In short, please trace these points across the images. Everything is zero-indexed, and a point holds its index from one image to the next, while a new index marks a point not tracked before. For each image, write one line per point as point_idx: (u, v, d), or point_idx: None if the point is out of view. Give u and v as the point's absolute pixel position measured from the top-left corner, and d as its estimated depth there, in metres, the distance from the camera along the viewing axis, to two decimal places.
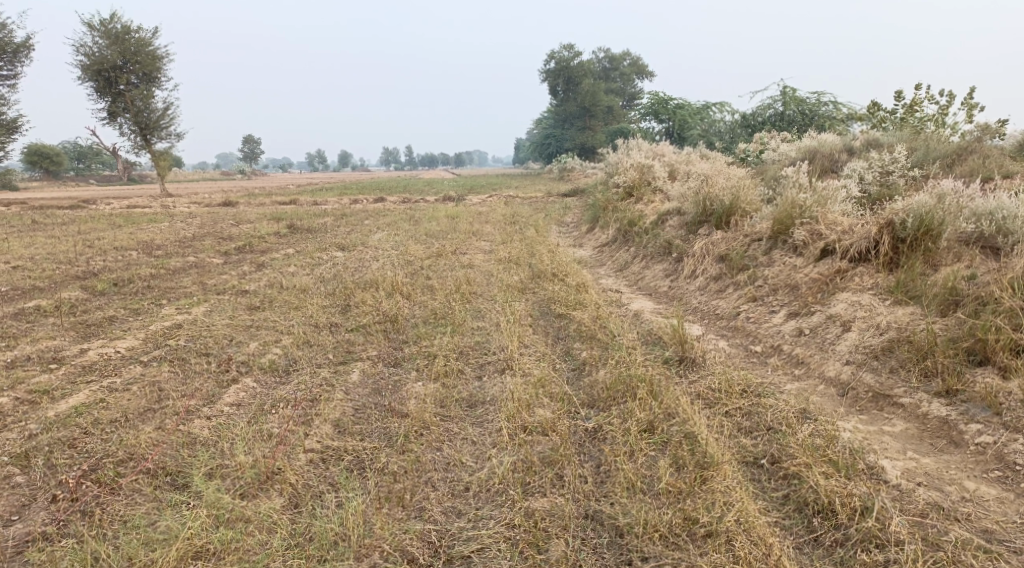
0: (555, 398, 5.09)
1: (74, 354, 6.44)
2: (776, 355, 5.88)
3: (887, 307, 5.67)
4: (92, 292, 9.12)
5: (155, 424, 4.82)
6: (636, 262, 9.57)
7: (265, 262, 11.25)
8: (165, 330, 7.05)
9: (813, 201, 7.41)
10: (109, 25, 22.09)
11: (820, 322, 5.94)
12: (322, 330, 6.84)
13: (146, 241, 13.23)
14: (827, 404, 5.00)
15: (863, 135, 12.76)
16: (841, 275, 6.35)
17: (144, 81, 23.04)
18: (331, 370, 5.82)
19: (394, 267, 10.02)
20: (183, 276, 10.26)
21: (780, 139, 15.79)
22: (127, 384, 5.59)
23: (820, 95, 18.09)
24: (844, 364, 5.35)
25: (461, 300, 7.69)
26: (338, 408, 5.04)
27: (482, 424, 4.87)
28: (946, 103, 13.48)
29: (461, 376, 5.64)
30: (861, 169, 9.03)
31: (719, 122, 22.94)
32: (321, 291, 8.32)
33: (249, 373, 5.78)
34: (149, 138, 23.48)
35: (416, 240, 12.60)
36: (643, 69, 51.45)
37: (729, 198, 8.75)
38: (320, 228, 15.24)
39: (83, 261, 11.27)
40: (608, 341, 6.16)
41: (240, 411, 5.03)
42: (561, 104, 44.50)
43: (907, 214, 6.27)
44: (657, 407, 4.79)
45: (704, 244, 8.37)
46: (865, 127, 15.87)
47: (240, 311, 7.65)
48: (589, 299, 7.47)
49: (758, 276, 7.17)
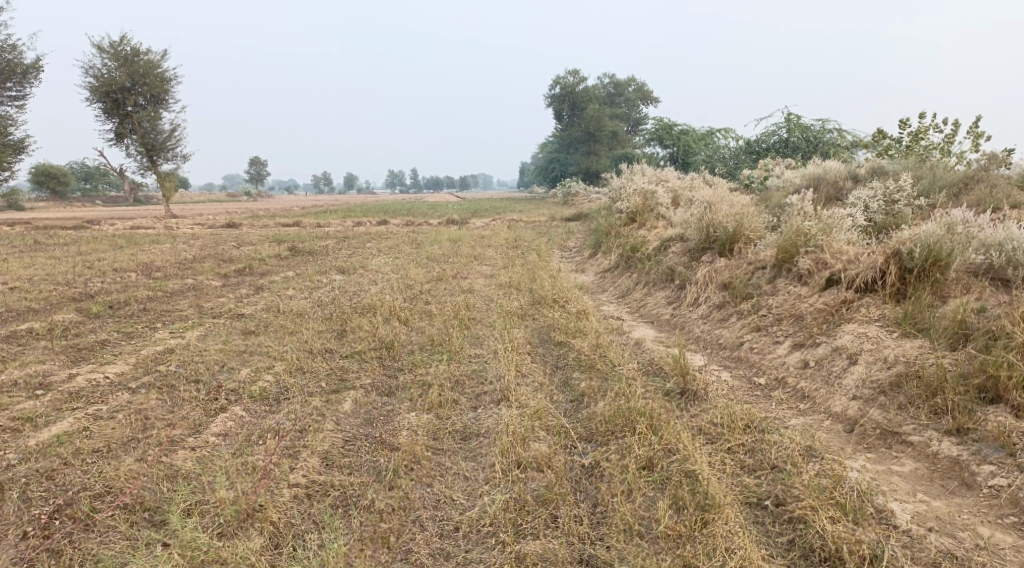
0: (551, 431, 4.92)
1: (63, 379, 6.31)
2: (780, 389, 5.72)
3: (895, 340, 5.51)
4: (87, 314, 9.00)
5: (136, 455, 4.68)
6: (638, 289, 9.43)
7: (263, 284, 11.15)
8: (157, 354, 6.92)
9: (819, 230, 7.28)
10: (118, 48, 22.26)
11: (826, 354, 5.78)
12: (316, 356, 6.70)
13: (146, 263, 13.16)
14: (833, 441, 4.82)
15: (868, 162, 12.65)
16: (847, 306, 6.20)
17: (151, 102, 23.17)
18: (323, 398, 5.67)
19: (393, 291, 9.90)
20: (181, 298, 10.16)
21: (784, 166, 15.71)
22: (112, 411, 5.45)
23: (825, 122, 18.04)
24: (851, 399, 5.18)
25: (459, 326, 7.55)
26: (327, 439, 4.88)
27: (475, 458, 4.70)
28: (952, 131, 13.40)
29: (456, 406, 5.48)
30: (867, 197, 8.91)
31: (724, 148, 22.91)
32: (318, 315, 8.19)
33: (238, 401, 5.63)
34: (155, 159, 23.56)
35: (417, 264, 12.49)
36: (647, 95, 51.76)
37: (733, 225, 8.62)
38: (321, 250, 15.15)
39: (82, 282, 11.18)
40: (608, 372, 5.99)
41: (225, 442, 4.89)
42: (566, 129, 44.68)
43: (915, 244, 6.13)
44: (656, 443, 4.61)
45: (707, 271, 8.23)
46: (870, 154, 15.78)
47: (234, 335, 7.52)
48: (590, 327, 7.32)
49: (762, 306, 7.02)
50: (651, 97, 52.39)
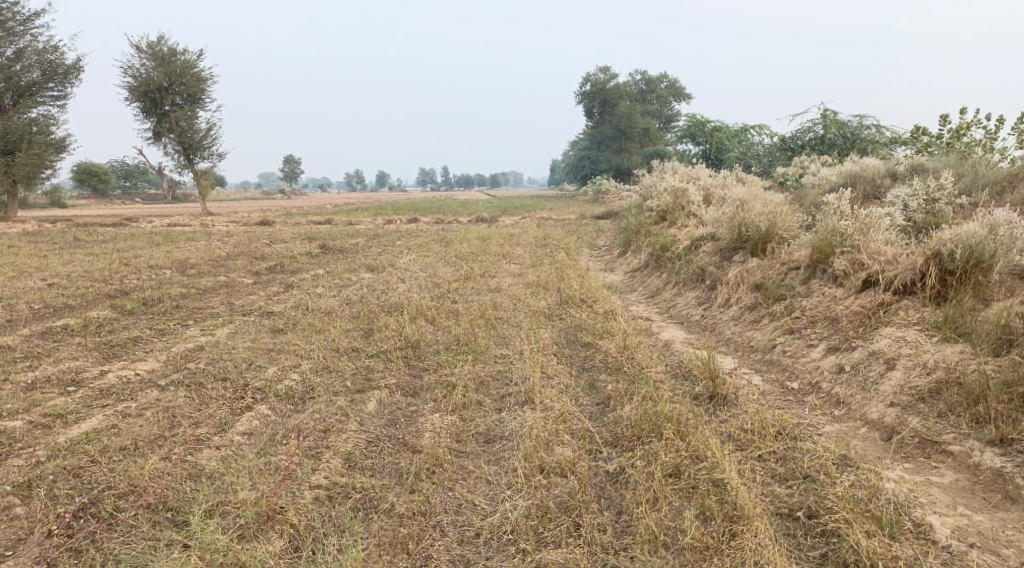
0: (576, 435, 4.84)
1: (93, 376, 6.39)
2: (814, 394, 5.55)
3: (935, 344, 5.31)
4: (121, 311, 9.14)
5: (161, 454, 4.72)
6: (668, 289, 9.28)
7: (294, 282, 11.23)
8: (186, 352, 6.99)
9: (855, 229, 7.07)
10: (156, 48, 22.68)
11: (862, 358, 5.59)
12: (342, 355, 6.70)
13: (180, 259, 13.37)
14: (869, 450, 4.66)
15: (908, 159, 12.30)
16: (885, 309, 6.01)
17: (189, 102, 23.55)
18: (348, 398, 5.66)
19: (421, 290, 9.89)
20: (212, 295, 10.28)
21: (820, 163, 15.36)
22: (141, 409, 5.51)
23: (863, 119, 17.61)
24: (888, 406, 5.00)
25: (486, 326, 7.49)
26: (350, 440, 4.86)
27: (498, 461, 4.64)
28: (996, 128, 12.97)
29: (480, 408, 5.42)
30: (905, 196, 8.65)
31: (758, 145, 22.52)
32: (346, 314, 8.21)
33: (264, 400, 5.64)
34: (191, 158, 23.94)
35: (446, 263, 12.48)
36: (680, 92, 51.21)
37: (766, 225, 8.43)
38: (351, 248, 15.22)
39: (118, 279, 11.38)
40: (635, 374, 5.88)
41: (250, 441, 4.90)
42: (597, 126, 44.39)
43: (956, 244, 5.91)
44: (684, 449, 4.50)
45: (739, 272, 8.06)
46: (910, 151, 15.36)
47: (262, 333, 7.56)
48: (618, 327, 7.20)
49: (796, 307, 6.84)
50: (683, 93, 51.76)
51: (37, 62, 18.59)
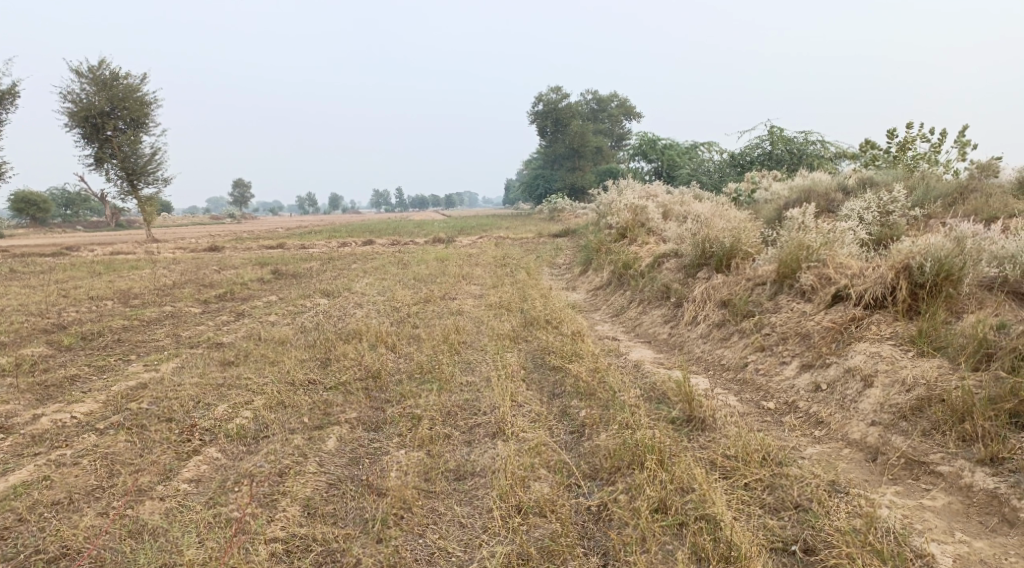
0: (552, 469, 4.58)
1: (25, 421, 5.85)
2: (792, 414, 5.40)
3: (912, 359, 5.22)
4: (58, 347, 8.55)
5: (98, 508, 4.28)
6: (633, 307, 9.12)
7: (245, 310, 10.74)
8: (127, 391, 6.48)
9: (821, 243, 7.02)
10: (97, 72, 21.91)
11: (838, 375, 5.47)
12: (298, 388, 6.31)
13: (123, 290, 12.70)
14: (855, 473, 4.51)
15: (857, 172, 12.48)
16: (857, 323, 5.91)
17: (132, 126, 22.73)
18: (305, 436, 5.27)
19: (380, 315, 9.53)
20: (157, 327, 9.73)
21: (772, 178, 15.55)
22: (76, 457, 5.02)
23: (809, 135, 17.91)
24: (869, 425, 4.89)
25: (449, 352, 7.18)
26: (309, 484, 4.49)
27: (471, 501, 4.34)
28: (939, 141, 13.29)
29: (448, 442, 5.11)
30: (860, 209, 8.69)
31: (708, 162, 22.79)
32: (301, 343, 7.80)
33: (213, 442, 5.21)
34: (136, 184, 23.06)
35: (404, 285, 12.12)
36: (630, 111, 51.94)
37: (729, 240, 8.34)
38: (305, 273, 14.72)
39: (55, 312, 10.71)
40: (608, 399, 5.64)
41: (198, 489, 4.49)
42: (550, 145, 44.59)
43: (925, 257, 5.87)
44: (668, 481, 4.28)
45: (705, 289, 7.93)
46: (857, 165, 15.66)
47: (212, 367, 7.10)
48: (586, 349, 6.97)
49: (765, 324, 6.71)
50: (633, 112, 52.42)
51: None
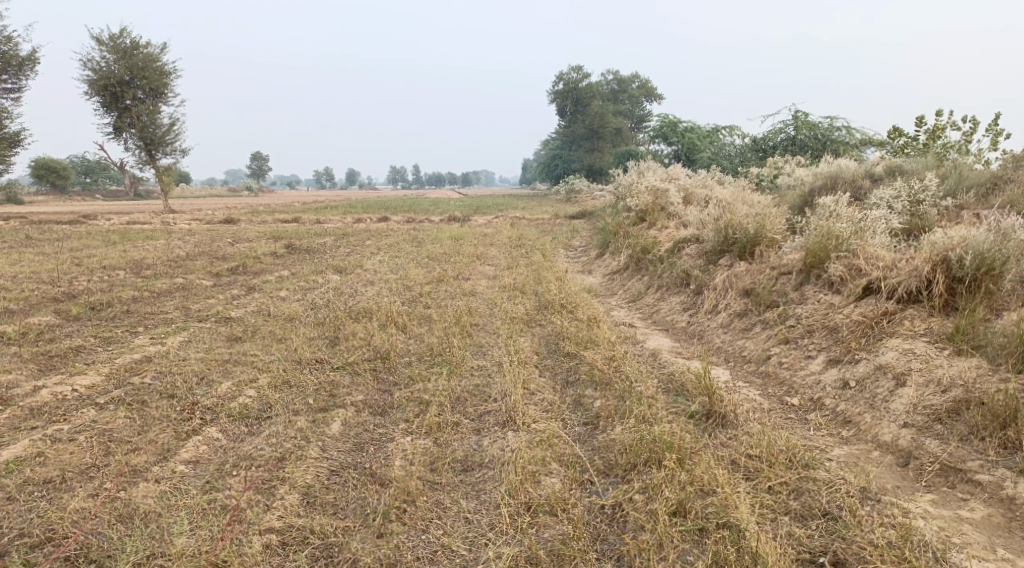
0: (564, 463, 4.39)
1: (24, 393, 5.70)
2: (818, 411, 5.14)
3: (947, 358, 4.95)
4: (66, 317, 8.41)
5: (90, 490, 4.13)
6: (651, 293, 8.84)
7: (256, 284, 10.58)
8: (131, 364, 6.32)
9: (851, 232, 6.70)
10: (117, 40, 21.73)
11: (868, 372, 5.18)
12: (304, 367, 6.11)
13: (136, 260, 12.57)
14: (886, 478, 4.29)
15: (885, 160, 12.05)
16: (888, 318, 5.61)
17: (150, 96, 22.55)
18: (309, 418, 5.08)
19: (392, 293, 9.32)
20: (167, 299, 9.59)
21: (795, 164, 15.13)
22: (73, 433, 4.86)
23: (834, 121, 17.38)
24: (901, 427, 4.64)
25: (460, 334, 6.95)
26: (309, 470, 4.30)
27: (478, 495, 4.15)
28: (971, 130, 12.81)
29: (456, 430, 4.90)
30: (890, 197, 8.33)
31: (730, 146, 22.28)
32: (310, 320, 7.61)
33: (214, 422, 5.03)
34: (153, 154, 22.93)
35: (418, 264, 11.90)
36: (650, 93, 51.13)
37: (753, 227, 8.02)
38: (319, 248, 14.53)
39: (66, 281, 10.59)
40: (624, 390, 5.39)
41: (195, 472, 4.32)
42: (569, 125, 43.99)
43: (965, 250, 5.55)
44: (688, 482, 4.08)
45: (726, 276, 7.63)
46: (884, 153, 15.19)
47: (218, 343, 6.93)
48: (602, 336, 6.72)
49: (790, 315, 6.42)
50: (654, 93, 51.49)
51: None
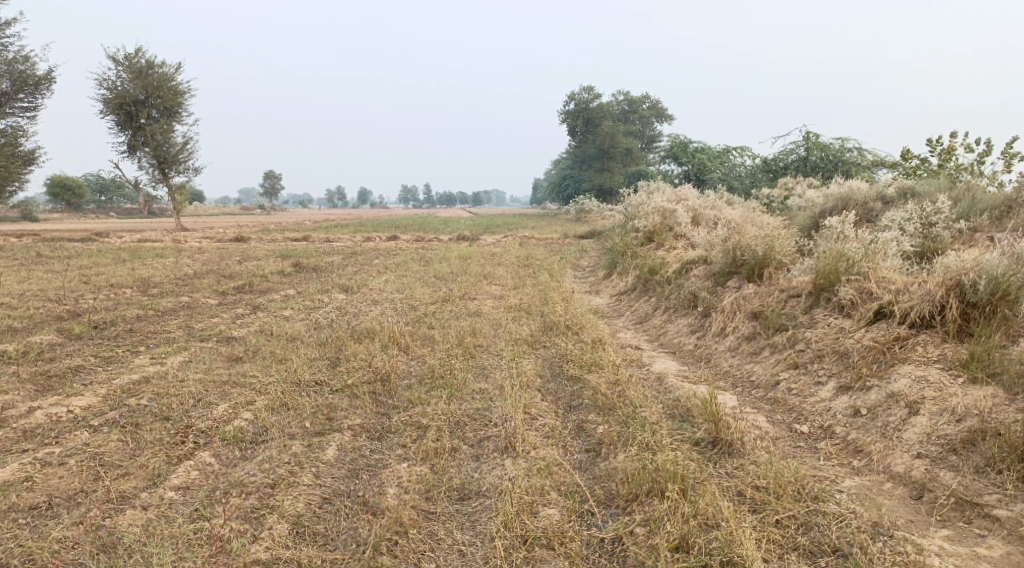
0: (564, 493, 4.28)
1: (19, 414, 5.62)
2: (828, 440, 4.98)
3: (962, 387, 4.79)
4: (68, 335, 8.36)
5: (75, 517, 4.15)
6: (658, 314, 8.71)
7: (261, 303, 10.52)
8: (129, 385, 6.23)
9: (862, 255, 6.55)
10: (133, 60, 21.98)
11: (880, 400, 5.02)
12: (303, 389, 6.00)
13: (144, 278, 12.56)
14: (899, 512, 4.13)
15: (897, 182, 11.90)
16: (901, 343, 5.46)
17: (164, 115, 22.75)
18: (305, 442, 4.97)
19: (397, 313, 9.23)
20: (172, 318, 9.54)
21: (806, 185, 14.99)
22: (64, 456, 4.78)
23: (846, 141, 17.23)
24: (915, 458, 4.47)
25: (463, 356, 6.83)
26: (300, 498, 4.27)
27: (473, 526, 4.08)
28: (985, 151, 12.64)
29: (455, 456, 4.77)
30: (902, 219, 8.19)
31: (741, 166, 22.19)
32: (312, 341, 7.51)
33: (207, 446, 4.93)
34: (166, 172, 23.08)
35: (424, 283, 11.81)
36: (661, 113, 51.18)
37: (762, 248, 7.89)
38: (327, 267, 14.49)
39: (73, 299, 10.58)
40: (628, 415, 5.25)
41: (184, 498, 4.31)
42: (580, 145, 44.05)
43: (979, 274, 5.41)
44: (691, 515, 3.94)
45: (735, 299, 7.49)
46: (896, 174, 15.02)
47: (219, 363, 6.84)
48: (607, 358, 6.59)
49: (799, 339, 6.27)
50: (665, 114, 51.55)
51: (6, 72, 17.79)
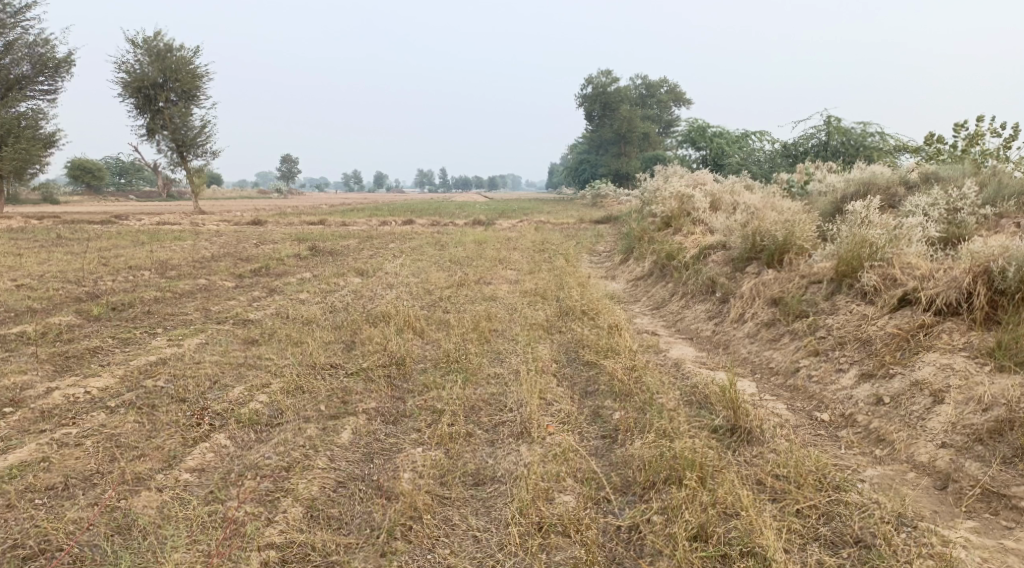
0: (580, 479, 4.24)
1: (38, 394, 5.65)
2: (849, 428, 4.89)
3: (988, 375, 4.68)
4: (87, 317, 8.40)
5: (92, 498, 4.18)
6: (675, 300, 8.61)
7: (277, 286, 10.53)
8: (146, 366, 6.24)
9: (886, 240, 6.41)
10: (151, 43, 21.99)
11: (903, 388, 4.92)
12: (318, 372, 5.98)
13: (162, 260, 12.62)
14: (923, 502, 4.04)
15: (921, 167, 11.66)
16: (925, 331, 5.33)
17: (183, 98, 22.78)
18: (320, 426, 4.96)
19: (412, 297, 9.19)
20: (189, 300, 9.57)
21: (827, 170, 14.75)
22: (80, 437, 4.80)
23: (868, 126, 16.91)
24: (939, 448, 4.38)
25: (478, 341, 6.79)
26: (314, 481, 4.27)
27: (488, 512, 4.05)
28: (1012, 136, 12.35)
29: (469, 441, 4.74)
30: (926, 204, 8.01)
31: (759, 151, 21.88)
32: (328, 324, 7.49)
33: (223, 428, 4.93)
34: (185, 155, 23.15)
35: (440, 268, 11.77)
36: (679, 97, 50.61)
37: (783, 233, 7.75)
38: (342, 251, 14.48)
39: (92, 280, 10.64)
40: (645, 401, 5.18)
41: (199, 480, 4.33)
42: (596, 130, 43.70)
43: (1008, 260, 5.25)
44: (710, 503, 3.88)
45: (754, 285, 7.38)
46: (919, 159, 14.73)
47: (235, 346, 6.84)
48: (623, 344, 6.52)
49: (820, 325, 6.15)
50: (683, 98, 50.98)
51: (27, 55, 17.85)
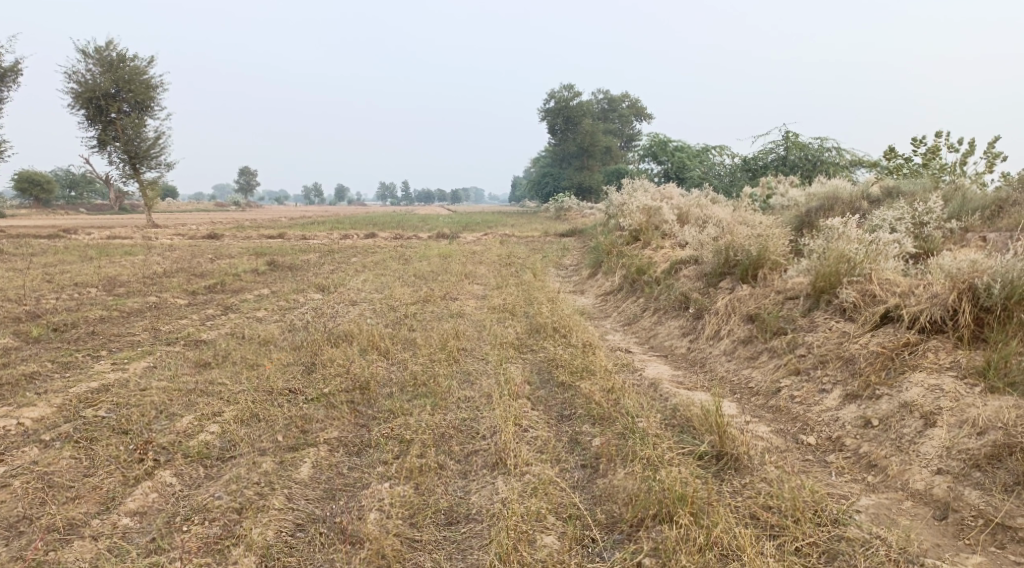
0: (562, 517, 4.01)
1: None
2: (837, 453, 4.68)
3: (980, 397, 4.52)
4: (26, 339, 7.80)
5: (16, 550, 3.80)
6: (647, 316, 8.37)
7: (233, 304, 10.03)
8: (87, 393, 5.72)
9: (864, 255, 6.25)
10: (102, 52, 21.25)
11: (892, 410, 4.73)
12: (276, 398, 5.57)
13: (111, 277, 11.96)
14: (924, 536, 3.87)
15: (882, 180, 11.69)
16: (910, 349, 5.16)
17: (136, 109, 22.00)
18: (276, 459, 4.56)
19: (376, 315, 8.80)
20: (139, 319, 9.02)
21: (788, 184, 14.79)
22: (9, 475, 4.34)
23: (825, 141, 17.07)
24: (935, 474, 4.21)
25: (447, 361, 6.44)
26: (270, 526, 3.93)
27: (464, 557, 3.79)
28: (967, 150, 12.49)
29: (440, 474, 4.40)
30: (893, 218, 7.93)
31: (720, 165, 22.01)
32: (286, 345, 7.06)
33: (168, 464, 4.49)
34: (138, 167, 22.29)
35: (404, 283, 11.37)
36: (640, 112, 51.04)
37: (756, 248, 7.57)
38: (303, 266, 13.97)
39: (34, 299, 9.98)
40: (625, 426, 4.90)
41: (140, 526, 3.97)
42: (559, 144, 43.74)
43: (993, 277, 5.13)
44: (705, 545, 3.72)
45: (729, 300, 7.18)
46: (877, 173, 14.86)
47: (186, 370, 6.36)
48: (599, 363, 6.23)
49: (799, 343, 5.95)
50: (643, 112, 51.46)
51: None
